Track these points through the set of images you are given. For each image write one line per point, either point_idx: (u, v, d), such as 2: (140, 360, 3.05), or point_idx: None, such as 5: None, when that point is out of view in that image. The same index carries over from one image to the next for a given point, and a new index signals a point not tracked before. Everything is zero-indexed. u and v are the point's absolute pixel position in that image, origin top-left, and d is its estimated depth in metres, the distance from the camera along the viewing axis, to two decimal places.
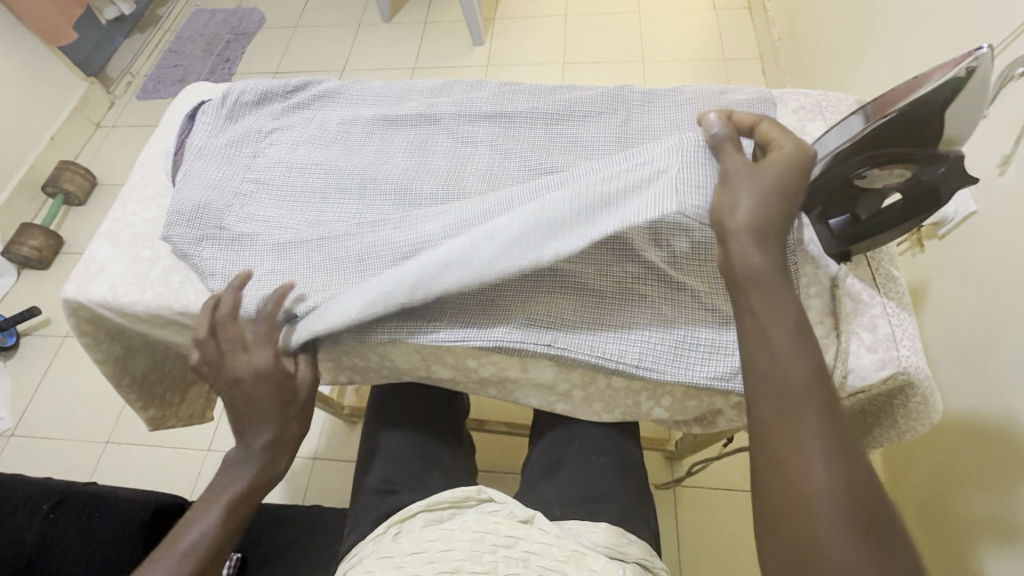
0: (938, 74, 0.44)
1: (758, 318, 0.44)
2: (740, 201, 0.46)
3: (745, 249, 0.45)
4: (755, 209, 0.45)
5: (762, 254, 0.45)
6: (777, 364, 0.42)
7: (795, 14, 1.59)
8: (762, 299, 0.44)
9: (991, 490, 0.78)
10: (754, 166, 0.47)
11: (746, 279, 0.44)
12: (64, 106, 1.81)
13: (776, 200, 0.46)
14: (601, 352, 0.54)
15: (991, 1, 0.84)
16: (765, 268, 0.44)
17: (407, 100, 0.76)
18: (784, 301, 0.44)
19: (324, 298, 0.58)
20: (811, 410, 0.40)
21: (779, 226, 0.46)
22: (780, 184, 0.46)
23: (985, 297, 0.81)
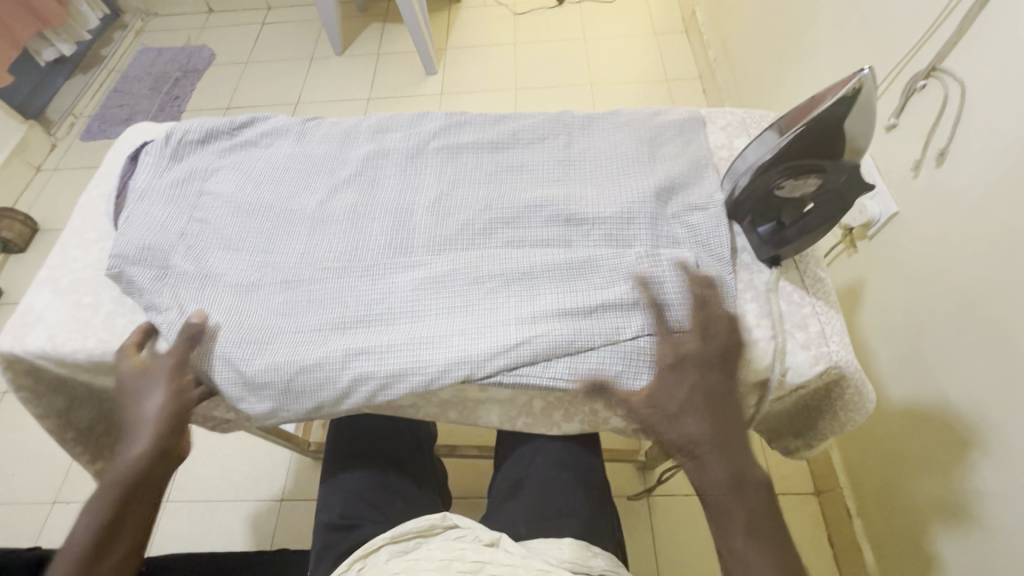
0: (833, 93, 0.49)
1: (724, 515, 0.48)
2: (682, 419, 0.51)
3: (702, 460, 0.50)
4: (695, 423, 0.51)
5: (718, 457, 0.49)
6: (746, 563, 0.46)
7: (728, 37, 1.69)
8: (716, 505, 0.49)
9: (938, 472, 0.82)
10: (674, 364, 0.53)
11: (708, 489, 0.49)
12: (1, 151, 1.75)
13: (710, 413, 0.51)
14: (554, 372, 0.55)
15: (896, 20, 0.93)
16: (711, 475, 0.49)
17: (354, 134, 0.77)
18: (733, 505, 0.48)
19: (284, 345, 0.59)
20: None
21: (715, 433, 0.50)
22: (715, 407, 0.51)
23: (913, 290, 0.88)
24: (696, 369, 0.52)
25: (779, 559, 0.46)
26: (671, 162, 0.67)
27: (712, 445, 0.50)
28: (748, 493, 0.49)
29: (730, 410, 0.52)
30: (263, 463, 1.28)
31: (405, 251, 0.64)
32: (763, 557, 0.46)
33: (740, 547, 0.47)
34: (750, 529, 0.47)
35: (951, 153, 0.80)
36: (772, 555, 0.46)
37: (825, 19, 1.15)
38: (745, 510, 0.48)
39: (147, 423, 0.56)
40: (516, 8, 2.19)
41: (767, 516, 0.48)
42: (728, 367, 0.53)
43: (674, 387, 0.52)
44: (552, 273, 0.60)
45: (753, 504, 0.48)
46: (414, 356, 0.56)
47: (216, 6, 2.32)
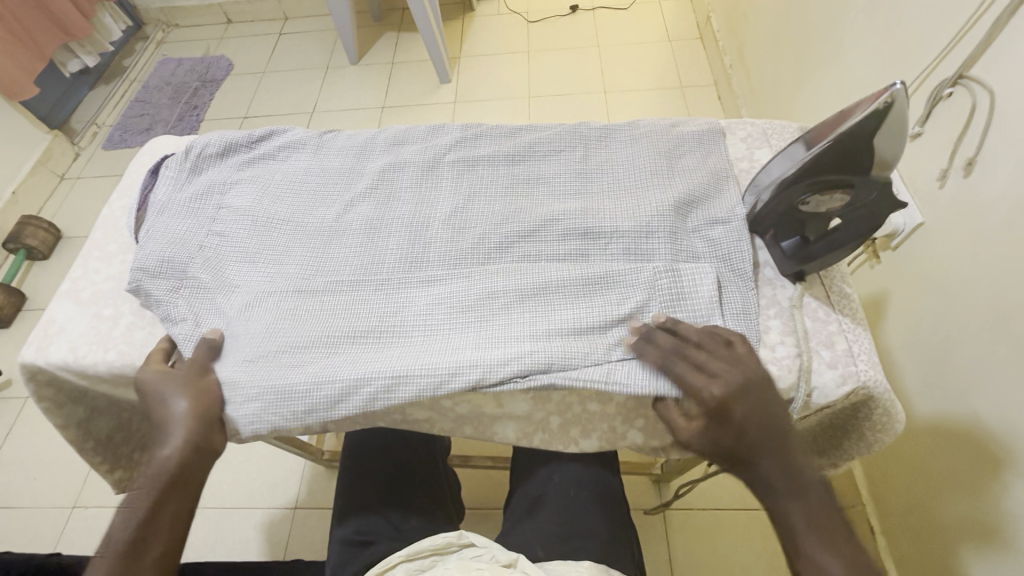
0: (863, 107, 0.47)
1: (788, 519, 0.47)
2: (735, 443, 0.49)
3: (762, 468, 0.49)
4: (751, 442, 0.49)
5: (777, 464, 0.49)
6: (811, 562, 0.45)
7: (744, 43, 1.68)
8: (780, 502, 0.48)
9: (969, 493, 0.79)
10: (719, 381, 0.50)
11: (772, 489, 0.48)
12: (26, 160, 1.79)
13: (763, 430, 0.49)
14: (569, 374, 0.53)
15: (921, 27, 0.91)
16: (773, 475, 0.48)
17: (370, 147, 0.77)
18: (795, 504, 0.47)
19: (297, 358, 0.58)
20: None
21: (766, 436, 0.49)
22: (759, 410, 0.50)
23: (940, 302, 0.85)
24: (738, 398, 0.49)
25: (847, 556, 0.45)
26: (690, 176, 0.66)
27: (768, 453, 0.49)
28: (807, 491, 0.48)
29: (778, 422, 0.50)
30: (278, 470, 1.29)
31: (419, 264, 0.64)
32: (832, 556, 0.45)
33: (808, 550, 0.46)
34: (815, 533, 0.46)
35: (979, 163, 0.78)
36: (842, 551, 0.45)
37: (845, 27, 1.13)
38: (808, 508, 0.47)
39: (178, 421, 0.54)
40: (529, 16, 2.19)
41: (831, 519, 0.47)
42: (762, 385, 0.50)
43: (724, 424, 0.49)
44: (566, 288, 0.59)
45: (816, 502, 0.48)
46: (423, 363, 0.55)
47: (233, 17, 2.35)
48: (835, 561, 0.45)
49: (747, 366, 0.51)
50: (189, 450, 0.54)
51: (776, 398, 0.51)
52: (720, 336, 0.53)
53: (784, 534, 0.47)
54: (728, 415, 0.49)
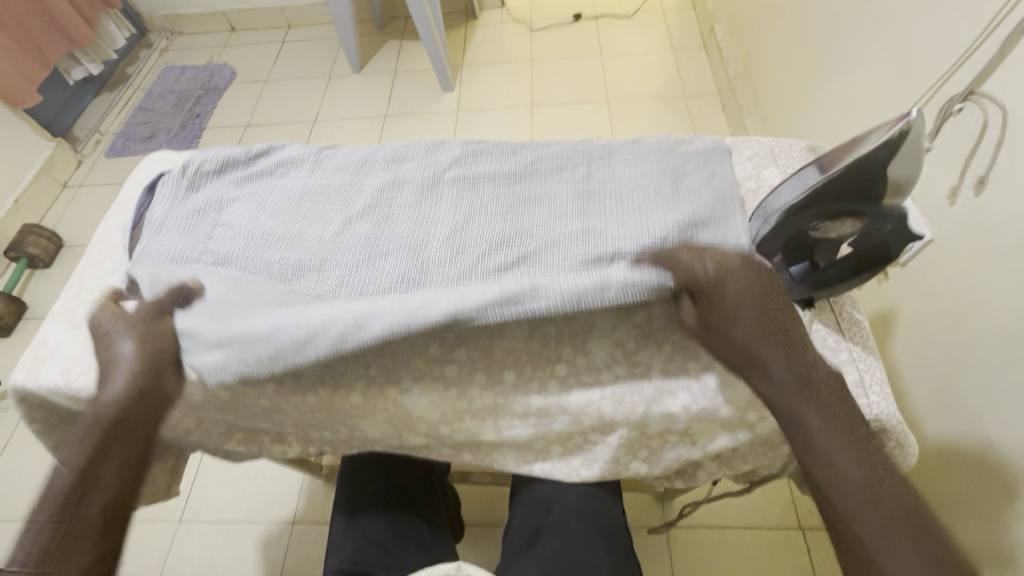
0: (876, 134, 0.46)
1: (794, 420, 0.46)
2: (745, 340, 0.49)
3: (770, 368, 0.48)
4: (746, 334, 0.49)
5: (787, 362, 0.48)
6: (828, 466, 0.44)
7: (749, 53, 1.66)
8: (795, 404, 0.47)
9: (983, 520, 0.77)
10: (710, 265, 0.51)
11: (782, 394, 0.47)
12: (29, 168, 1.79)
13: (763, 322, 0.49)
14: (556, 297, 0.51)
15: (929, 42, 0.89)
16: (786, 377, 0.47)
17: (369, 162, 0.76)
18: (809, 406, 0.46)
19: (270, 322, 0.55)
20: (875, 513, 0.41)
21: (772, 332, 0.49)
22: (761, 297, 0.49)
23: (949, 322, 0.83)
24: (733, 280, 0.50)
25: (865, 463, 0.44)
26: (693, 199, 0.64)
27: (779, 351, 0.48)
28: (819, 395, 0.47)
29: (783, 315, 0.50)
30: (276, 484, 1.27)
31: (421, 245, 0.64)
32: (851, 459, 0.44)
33: (827, 453, 0.44)
34: (831, 433, 0.45)
35: (991, 181, 0.76)
36: (859, 457, 0.44)
37: (852, 41, 1.12)
38: (824, 414, 0.46)
39: (123, 365, 0.56)
40: (533, 24, 2.19)
41: (843, 421, 0.46)
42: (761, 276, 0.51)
43: (715, 304, 0.50)
44: (568, 311, 0.57)
45: (831, 410, 0.46)
46: (395, 303, 0.52)
47: (237, 25, 2.36)
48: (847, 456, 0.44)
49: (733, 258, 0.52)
50: (131, 395, 0.54)
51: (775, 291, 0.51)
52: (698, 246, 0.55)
53: (801, 442, 0.46)
54: (723, 295, 0.49)
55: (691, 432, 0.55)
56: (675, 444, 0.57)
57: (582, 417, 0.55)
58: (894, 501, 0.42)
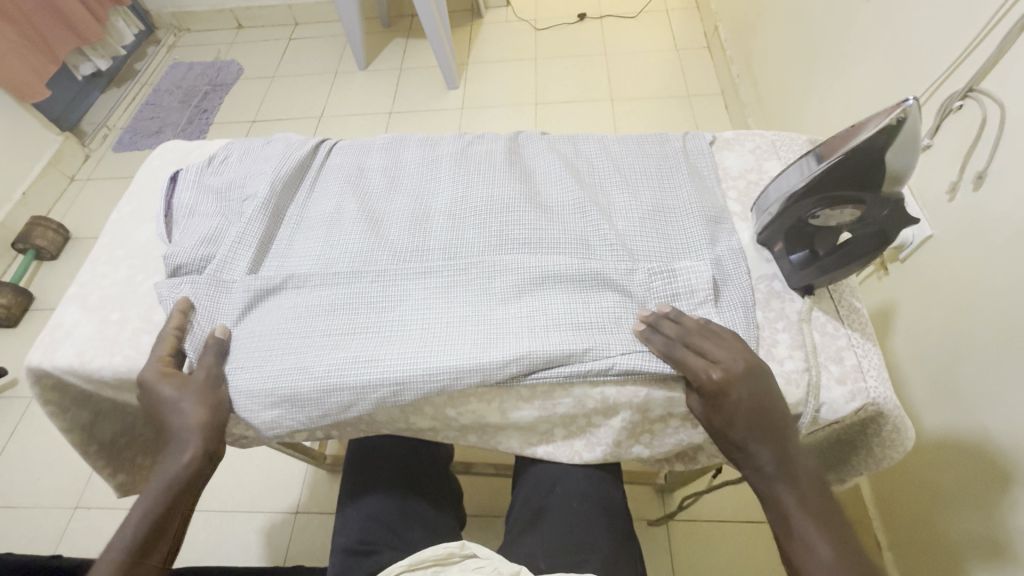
0: (874, 121, 0.46)
1: (785, 510, 0.49)
2: (728, 426, 0.51)
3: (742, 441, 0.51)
4: (743, 428, 0.50)
5: (756, 434, 0.50)
6: (807, 549, 0.47)
7: (751, 52, 1.68)
8: (747, 453, 0.51)
9: (980, 510, 0.78)
10: (709, 364, 0.51)
11: (741, 446, 0.51)
12: (37, 162, 1.81)
13: (757, 421, 0.50)
14: (566, 369, 0.54)
15: (930, 40, 0.90)
16: (752, 438, 0.50)
17: (369, 148, 0.78)
18: (763, 450, 0.50)
19: (290, 365, 0.57)
20: (812, 542, 0.47)
21: (757, 414, 0.50)
22: (752, 404, 0.50)
23: (948, 316, 0.84)
24: (734, 384, 0.50)
25: (807, 501, 0.49)
26: (701, 192, 0.66)
27: (754, 434, 0.50)
28: (778, 450, 0.50)
29: (773, 407, 0.51)
30: (280, 474, 1.29)
31: (419, 260, 0.64)
32: (794, 497, 0.49)
33: (775, 494, 0.50)
34: (783, 476, 0.50)
35: (990, 176, 0.77)
36: (804, 496, 0.49)
37: (854, 40, 1.13)
38: (776, 464, 0.50)
39: (193, 429, 0.56)
40: (538, 23, 2.20)
41: (823, 503, 0.49)
42: (765, 370, 0.52)
43: (721, 404, 0.51)
44: (564, 284, 0.59)
45: (787, 464, 0.50)
46: (411, 371, 0.55)
47: (244, 22, 2.38)
48: (827, 542, 0.46)
49: (738, 353, 0.52)
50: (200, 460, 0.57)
51: (770, 381, 0.51)
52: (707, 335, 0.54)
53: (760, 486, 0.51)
54: (726, 398, 0.50)
55: (691, 416, 0.57)
56: (675, 428, 0.58)
57: (585, 400, 0.56)
58: (827, 533, 0.47)
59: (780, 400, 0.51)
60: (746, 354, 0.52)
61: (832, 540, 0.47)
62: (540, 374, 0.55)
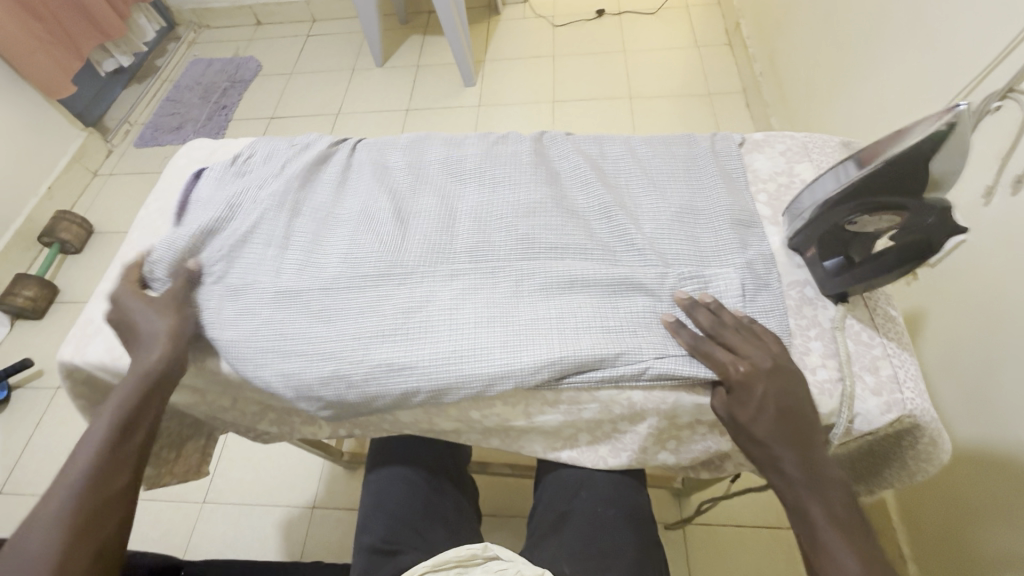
0: (920, 125, 0.44)
1: (807, 516, 0.47)
2: (752, 425, 0.50)
3: (766, 441, 0.49)
4: (769, 432, 0.49)
5: (780, 435, 0.49)
6: (833, 562, 0.45)
7: (775, 50, 1.65)
8: (771, 457, 0.49)
9: (1011, 523, 0.76)
10: (736, 357, 0.52)
11: (764, 449, 0.49)
12: (62, 156, 1.84)
13: (785, 426, 0.49)
14: (598, 373, 0.54)
15: (967, 39, 0.88)
16: (776, 441, 0.49)
17: (392, 145, 0.78)
18: (788, 454, 0.48)
19: (326, 363, 0.59)
20: (842, 553, 0.45)
21: (781, 414, 0.49)
22: (778, 401, 0.49)
23: (983, 324, 0.82)
24: (760, 377, 0.50)
25: (836, 509, 0.47)
26: (731, 194, 0.65)
27: (780, 436, 0.49)
28: (804, 453, 0.49)
29: (801, 408, 0.50)
30: (298, 469, 1.30)
31: (445, 260, 0.64)
32: (824, 507, 0.47)
33: (802, 502, 0.48)
34: (811, 483, 0.48)
35: None
36: (835, 505, 0.47)
37: (885, 38, 1.10)
38: (802, 469, 0.48)
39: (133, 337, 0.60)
40: (555, 20, 2.19)
41: (849, 514, 0.47)
42: (795, 374, 0.51)
43: (746, 401, 0.50)
44: (593, 286, 0.59)
45: (812, 468, 0.48)
46: (446, 371, 0.56)
47: (263, 18, 2.39)
48: (849, 552, 0.45)
49: (772, 351, 0.52)
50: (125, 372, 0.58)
51: (802, 384, 0.51)
52: (736, 326, 0.54)
53: (785, 494, 0.49)
54: (750, 392, 0.50)
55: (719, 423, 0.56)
56: (703, 435, 0.57)
57: (612, 406, 0.55)
58: (857, 545, 0.45)
59: (807, 401, 0.50)
60: (781, 354, 0.52)
61: (862, 552, 0.45)
62: (573, 376, 0.55)
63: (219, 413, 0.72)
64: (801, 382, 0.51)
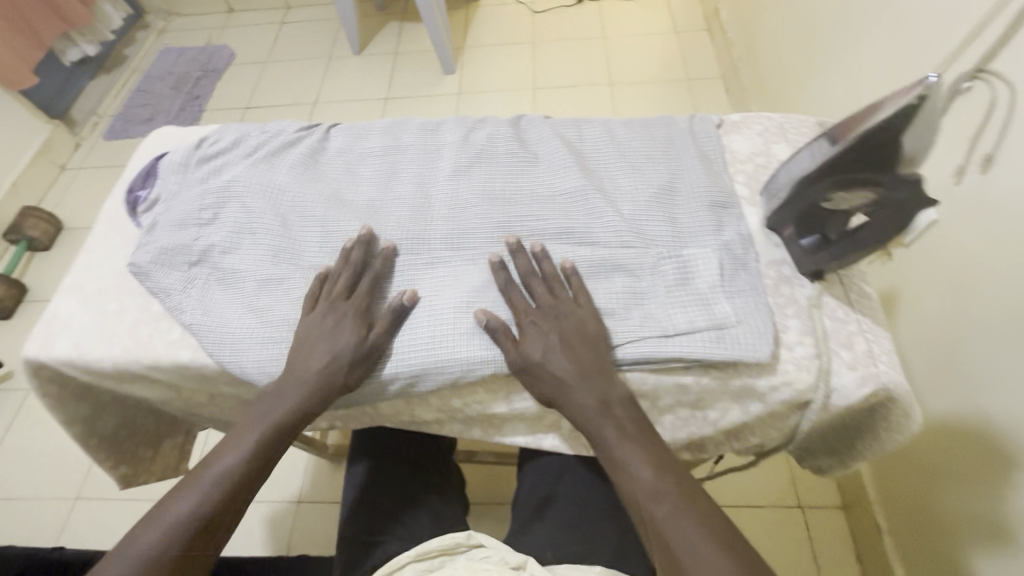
0: (892, 101, 0.44)
1: (648, 505, 0.48)
2: (556, 386, 0.53)
3: (574, 402, 0.52)
4: (582, 390, 0.52)
5: (587, 391, 0.52)
6: (659, 517, 0.47)
7: (752, 35, 1.65)
8: (577, 417, 0.52)
9: (977, 492, 0.79)
10: (537, 323, 0.56)
11: (579, 412, 0.52)
12: (26, 150, 1.77)
13: (587, 385, 0.52)
14: (578, 358, 0.54)
15: (936, 20, 0.89)
16: (586, 400, 0.52)
17: (367, 129, 0.77)
18: (592, 411, 0.52)
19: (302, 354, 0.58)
20: (669, 507, 0.47)
21: (583, 371, 0.53)
22: (574, 359, 0.53)
23: (953, 301, 0.84)
24: (549, 339, 0.54)
25: (657, 463, 0.50)
26: (709, 175, 0.65)
27: (588, 393, 0.52)
28: (613, 412, 0.52)
29: (599, 365, 0.53)
30: (282, 464, 1.28)
31: (422, 246, 0.63)
32: (642, 464, 0.50)
33: (623, 462, 0.50)
34: (624, 440, 0.51)
35: (999, 159, 0.76)
36: (650, 458, 0.50)
37: (858, 22, 1.11)
38: (615, 428, 0.51)
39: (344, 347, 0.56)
40: (534, 6, 2.16)
41: (665, 462, 0.50)
42: (593, 331, 0.54)
43: (538, 362, 0.54)
44: (572, 270, 0.59)
45: (633, 428, 0.51)
46: (426, 360, 0.56)
47: (235, 5, 2.32)
48: (672, 505, 0.47)
49: (573, 312, 0.56)
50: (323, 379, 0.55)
51: (599, 338, 0.54)
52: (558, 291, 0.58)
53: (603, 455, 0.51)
54: (551, 353, 0.54)
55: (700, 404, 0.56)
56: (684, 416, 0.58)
57: None
58: (680, 491, 0.48)
59: (606, 357, 0.54)
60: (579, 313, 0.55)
61: (691, 503, 0.47)
62: None
63: (197, 409, 0.70)
64: (598, 339, 0.54)
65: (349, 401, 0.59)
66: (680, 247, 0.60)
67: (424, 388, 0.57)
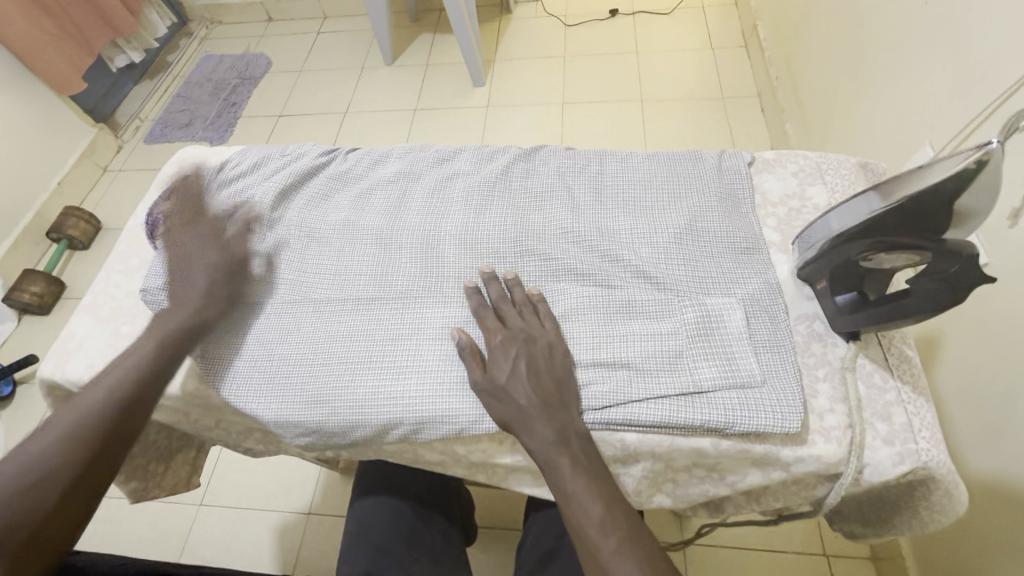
0: (947, 163, 0.40)
1: None
2: (542, 453, 0.48)
3: (564, 470, 0.47)
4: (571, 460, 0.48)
5: (575, 464, 0.48)
6: None
7: (792, 55, 1.59)
8: (564, 490, 0.47)
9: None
10: (506, 377, 0.52)
11: (565, 486, 0.47)
12: (72, 152, 1.84)
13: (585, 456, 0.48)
14: (592, 412, 0.51)
15: (993, 51, 0.83)
16: (576, 470, 0.47)
17: (384, 155, 0.76)
18: (581, 484, 0.47)
19: (305, 392, 0.57)
20: None
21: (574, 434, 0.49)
22: (569, 421, 0.50)
23: (1003, 353, 0.77)
24: (523, 390, 0.51)
25: (632, 544, 0.45)
26: (736, 218, 0.62)
27: (575, 466, 0.48)
28: (603, 485, 0.48)
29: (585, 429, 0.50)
30: (294, 475, 1.28)
31: (434, 282, 0.62)
32: (621, 550, 0.44)
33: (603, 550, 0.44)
34: (609, 518, 0.46)
35: None
36: (630, 544, 0.45)
37: (908, 49, 1.05)
38: (595, 503, 0.46)
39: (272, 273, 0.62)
40: (567, 19, 2.15)
41: (647, 546, 0.45)
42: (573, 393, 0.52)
43: (538, 421, 0.49)
44: (588, 315, 0.57)
45: (609, 497, 0.47)
46: (431, 406, 0.54)
47: (274, 15, 2.38)
48: None
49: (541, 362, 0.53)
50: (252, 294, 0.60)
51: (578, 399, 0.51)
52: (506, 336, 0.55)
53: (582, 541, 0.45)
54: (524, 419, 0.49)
55: (718, 468, 0.52)
56: (699, 478, 0.54)
57: (604, 447, 0.52)
58: None
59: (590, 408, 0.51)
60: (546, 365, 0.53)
61: None
62: None
63: (204, 429, 0.70)
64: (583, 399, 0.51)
65: (353, 441, 0.57)
66: (704, 296, 0.56)
67: (428, 435, 0.55)
